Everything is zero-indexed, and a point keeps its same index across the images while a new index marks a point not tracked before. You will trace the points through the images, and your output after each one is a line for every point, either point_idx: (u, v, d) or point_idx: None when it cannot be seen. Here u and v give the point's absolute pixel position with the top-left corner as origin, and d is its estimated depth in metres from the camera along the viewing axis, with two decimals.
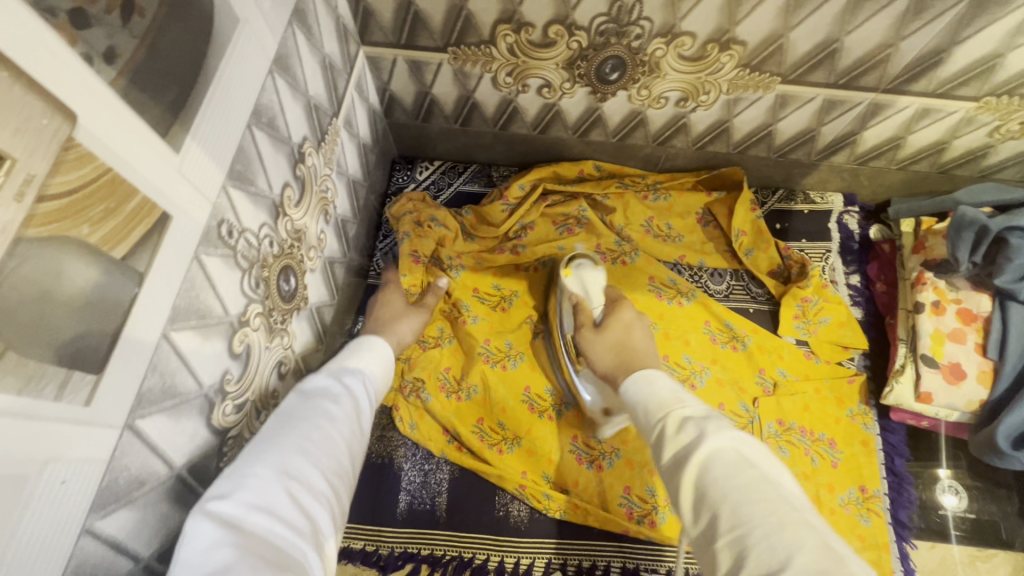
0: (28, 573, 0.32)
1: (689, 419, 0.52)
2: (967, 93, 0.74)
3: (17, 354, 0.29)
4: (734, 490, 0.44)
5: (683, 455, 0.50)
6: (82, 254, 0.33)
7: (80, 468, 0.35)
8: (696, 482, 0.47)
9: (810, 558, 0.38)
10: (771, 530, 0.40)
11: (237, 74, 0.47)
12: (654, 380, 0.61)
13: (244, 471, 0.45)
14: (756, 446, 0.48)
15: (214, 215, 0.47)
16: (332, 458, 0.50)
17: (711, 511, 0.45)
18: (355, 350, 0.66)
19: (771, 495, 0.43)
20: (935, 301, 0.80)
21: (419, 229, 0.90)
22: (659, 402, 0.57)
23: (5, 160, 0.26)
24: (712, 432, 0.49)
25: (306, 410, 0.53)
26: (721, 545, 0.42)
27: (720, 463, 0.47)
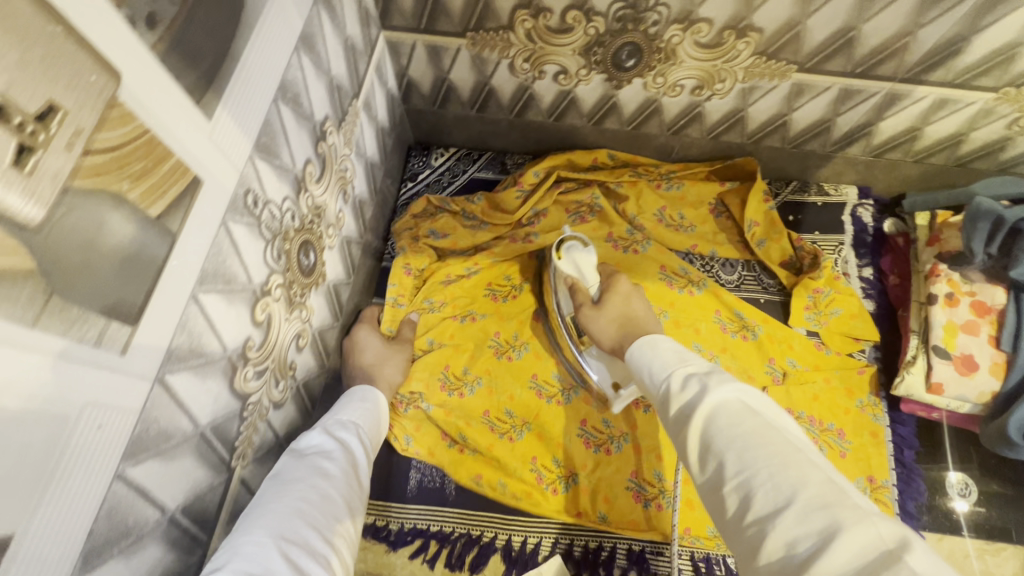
0: (66, 511, 0.34)
1: (693, 375, 0.52)
2: (986, 83, 0.73)
3: (62, 299, 0.31)
4: (740, 436, 0.44)
5: (686, 409, 0.50)
6: (122, 209, 0.34)
7: (114, 415, 0.36)
8: (703, 432, 0.47)
9: (814, 493, 0.38)
10: (775, 470, 0.41)
11: (265, 50, 0.49)
12: (657, 344, 0.60)
13: (238, 542, 0.45)
14: (759, 397, 0.49)
15: (242, 184, 0.48)
16: (329, 516, 0.51)
17: (717, 459, 0.45)
18: (349, 402, 0.68)
19: (775, 440, 0.43)
20: (949, 293, 0.79)
21: (415, 244, 0.92)
22: (662, 362, 0.57)
23: (57, 112, 0.28)
24: (716, 385, 0.49)
25: (301, 470, 0.54)
26: (729, 490, 0.43)
27: (725, 413, 0.47)
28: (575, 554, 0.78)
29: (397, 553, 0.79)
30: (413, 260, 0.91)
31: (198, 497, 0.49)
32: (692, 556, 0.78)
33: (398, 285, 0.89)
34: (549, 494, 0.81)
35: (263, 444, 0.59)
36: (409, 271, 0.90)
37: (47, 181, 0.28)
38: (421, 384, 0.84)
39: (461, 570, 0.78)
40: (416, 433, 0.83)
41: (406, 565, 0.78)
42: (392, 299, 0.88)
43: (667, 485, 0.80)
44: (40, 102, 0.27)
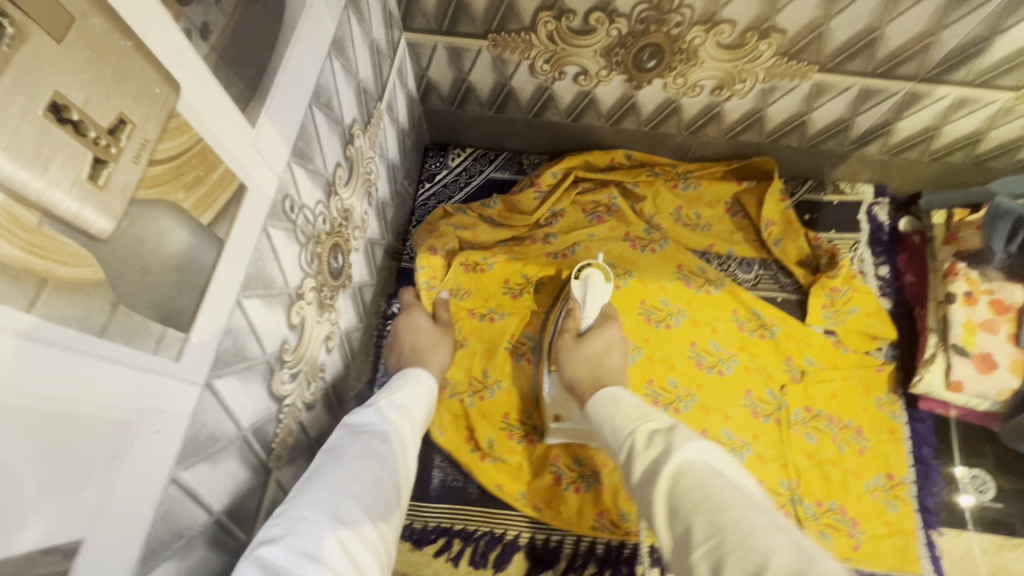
0: (127, 516, 0.34)
1: (657, 433, 0.53)
2: (1007, 83, 0.74)
3: (126, 308, 0.32)
4: (706, 498, 0.44)
5: (653, 468, 0.49)
6: (179, 219, 0.35)
7: (169, 420, 0.37)
8: (668, 495, 0.47)
9: (785, 560, 0.37)
10: (744, 536, 0.39)
11: (302, 57, 0.49)
12: (619, 400, 0.62)
13: (296, 514, 0.45)
14: (721, 456, 0.49)
15: (281, 189, 0.49)
16: (379, 501, 0.50)
17: (684, 526, 0.44)
18: (403, 386, 0.66)
19: (740, 502, 0.42)
20: (967, 292, 0.80)
21: (436, 233, 0.92)
22: (626, 417, 0.58)
23: (127, 125, 0.29)
24: (679, 444, 0.49)
25: (356, 449, 0.53)
26: (697, 558, 0.41)
27: (689, 475, 0.46)
28: (597, 552, 0.79)
29: (421, 551, 0.80)
30: (438, 246, 0.90)
31: (238, 499, 0.49)
32: None
33: (428, 267, 0.88)
34: (569, 495, 0.81)
35: (297, 444, 0.60)
36: (436, 254, 0.89)
37: (116, 193, 0.29)
38: (462, 375, 0.87)
39: (485, 567, 0.79)
40: (445, 430, 0.84)
41: (430, 564, 0.79)
42: (425, 283, 0.88)
43: None
44: (111, 116, 0.27)
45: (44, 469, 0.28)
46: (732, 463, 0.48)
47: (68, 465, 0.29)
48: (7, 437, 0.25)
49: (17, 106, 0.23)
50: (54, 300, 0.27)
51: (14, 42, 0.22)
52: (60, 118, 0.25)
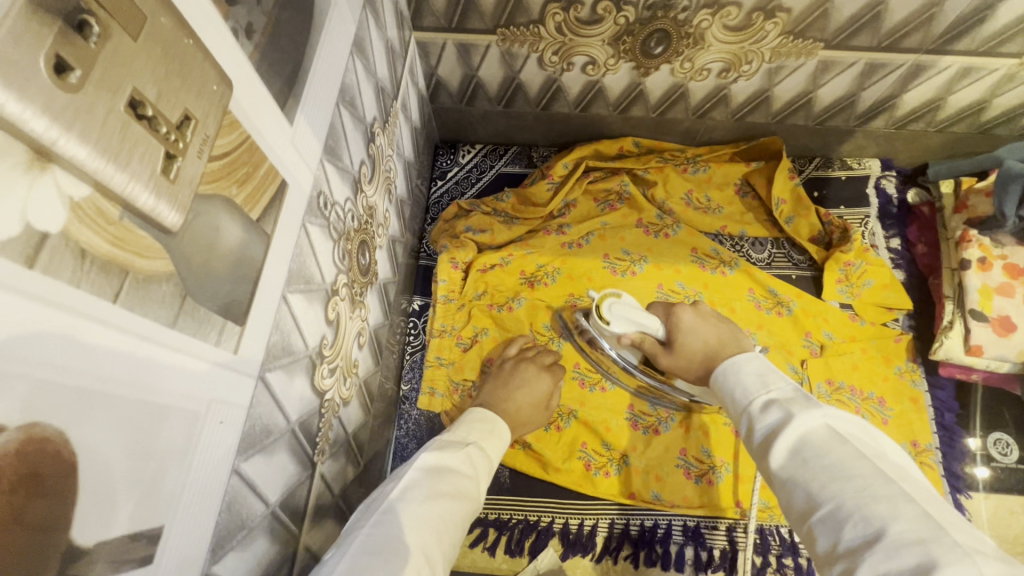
0: (199, 506, 0.35)
1: (775, 402, 0.53)
2: (1010, 50, 0.75)
3: (193, 301, 0.32)
4: (827, 467, 0.45)
5: (771, 433, 0.50)
6: (232, 213, 0.36)
7: (231, 412, 0.38)
8: (789, 459, 0.48)
9: (906, 527, 0.38)
10: (863, 503, 0.41)
11: (329, 58, 0.50)
12: (741, 371, 0.59)
13: (396, 533, 0.46)
14: (846, 420, 0.48)
15: (315, 186, 0.50)
16: (452, 545, 0.50)
17: (802, 488, 0.45)
18: (490, 431, 0.65)
19: (865, 471, 0.43)
20: (981, 258, 0.81)
21: (456, 241, 0.93)
22: (745, 390, 0.57)
23: (191, 120, 0.30)
24: (800, 413, 0.49)
25: (442, 483, 0.53)
26: (817, 519, 0.43)
27: (811, 443, 0.47)
28: (631, 534, 0.80)
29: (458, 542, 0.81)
30: (459, 257, 0.92)
31: (290, 491, 0.50)
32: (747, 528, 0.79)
33: (448, 281, 0.91)
34: (600, 479, 0.82)
35: (337, 440, 0.61)
36: (456, 265, 0.91)
37: (184, 187, 0.30)
38: (473, 373, 0.87)
39: (521, 555, 0.79)
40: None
41: (467, 554, 0.80)
42: (443, 296, 0.91)
43: (716, 461, 0.81)
44: (178, 112, 0.29)
45: (128, 458, 0.29)
46: (859, 425, 0.48)
47: (148, 455, 0.30)
48: (98, 424, 0.26)
49: (103, 102, 0.24)
50: (133, 291, 0.28)
51: (99, 40, 0.24)
52: (137, 114, 0.26)
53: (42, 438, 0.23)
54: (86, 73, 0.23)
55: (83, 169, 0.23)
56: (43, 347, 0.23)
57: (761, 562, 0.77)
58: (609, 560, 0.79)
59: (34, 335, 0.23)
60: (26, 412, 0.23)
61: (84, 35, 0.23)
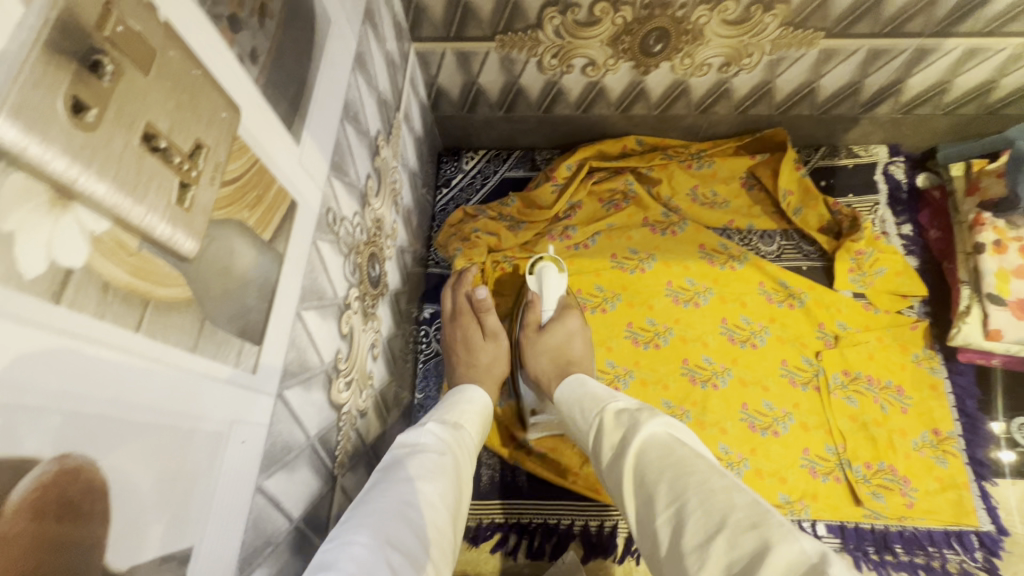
0: (224, 527, 0.36)
1: (623, 410, 0.56)
2: (1016, 29, 0.74)
3: (212, 324, 0.33)
4: (670, 467, 0.47)
5: (622, 441, 0.53)
6: (245, 237, 0.36)
7: (252, 431, 0.38)
8: (636, 467, 0.50)
9: (741, 514, 0.40)
10: (704, 497, 0.42)
11: (332, 75, 0.51)
12: (586, 382, 0.67)
13: (347, 538, 0.44)
14: (684, 431, 0.52)
15: (323, 204, 0.50)
16: (430, 528, 0.49)
17: (649, 494, 0.47)
18: (457, 407, 0.68)
19: (701, 467, 0.45)
20: (996, 241, 0.80)
21: (468, 242, 0.93)
22: (592, 398, 0.62)
23: (203, 149, 0.30)
24: (647, 419, 0.52)
25: (410, 467, 0.54)
26: (662, 521, 0.44)
27: (653, 447, 0.50)
28: None
29: (478, 548, 0.81)
30: (475, 258, 0.92)
31: (312, 505, 0.51)
32: None
33: None
34: (618, 481, 0.82)
35: (355, 450, 0.61)
36: None
37: (200, 215, 0.30)
38: None
39: (543, 558, 0.80)
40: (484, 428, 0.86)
41: (489, 560, 0.80)
42: None
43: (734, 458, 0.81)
44: (191, 141, 0.29)
45: (158, 477, 0.29)
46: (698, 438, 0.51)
47: (175, 478, 0.31)
48: (129, 449, 0.27)
49: (119, 138, 0.25)
50: (155, 319, 0.28)
51: (113, 79, 0.24)
52: (152, 147, 0.26)
53: (75, 469, 0.24)
54: (102, 112, 0.24)
55: (103, 205, 0.24)
56: (74, 380, 0.24)
57: None
58: (631, 561, 0.79)
59: (67, 370, 0.23)
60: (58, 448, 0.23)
61: (99, 74, 0.23)
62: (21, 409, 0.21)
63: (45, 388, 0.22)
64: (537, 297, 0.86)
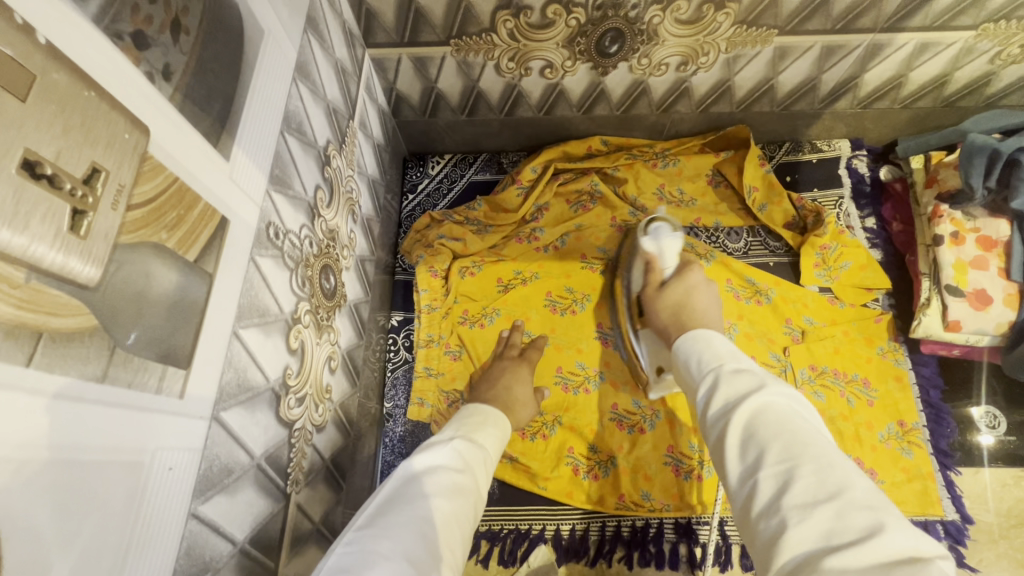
0: (151, 557, 0.35)
1: (746, 370, 0.52)
2: (965, 23, 0.74)
3: (124, 351, 0.32)
4: (791, 430, 0.44)
5: (736, 400, 0.49)
6: (163, 260, 0.35)
7: (181, 456, 0.37)
8: (747, 425, 0.47)
9: (860, 494, 0.38)
10: (821, 466, 0.40)
11: (268, 87, 0.50)
12: (713, 341, 0.59)
13: (367, 547, 0.45)
14: (804, 405, 0.49)
15: (263, 218, 0.49)
16: (447, 549, 0.49)
17: (758, 448, 0.44)
18: (483, 423, 0.66)
19: (821, 443, 0.43)
20: (954, 232, 0.80)
21: (430, 250, 0.93)
22: (715, 354, 0.56)
23: (102, 173, 0.29)
24: (772, 384, 0.49)
25: (431, 483, 0.53)
26: (766, 476, 0.42)
27: (773, 411, 0.46)
28: (623, 535, 0.80)
29: None
30: (436, 265, 0.92)
31: (261, 526, 0.50)
32: None
33: (428, 289, 0.91)
34: (589, 483, 0.82)
35: (312, 467, 0.61)
36: (435, 274, 0.92)
37: (99, 241, 0.29)
38: (461, 385, 0.87)
39: (514, 565, 0.79)
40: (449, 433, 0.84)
41: None
42: (427, 305, 0.91)
43: (703, 457, 0.82)
44: (85, 166, 0.28)
45: (124, 511, 0.32)
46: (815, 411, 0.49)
47: (85, 511, 0.30)
48: (55, 489, 0.28)
49: None
50: (52, 352, 0.27)
51: None
52: (34, 174, 0.26)
53: (22, 517, 0.26)
54: None
55: None
56: (30, 430, 0.26)
57: None
58: (603, 563, 0.79)
59: (45, 427, 0.27)
60: (31, 495, 0.26)
61: None
62: (3, 462, 0.25)
63: (53, 443, 0.28)
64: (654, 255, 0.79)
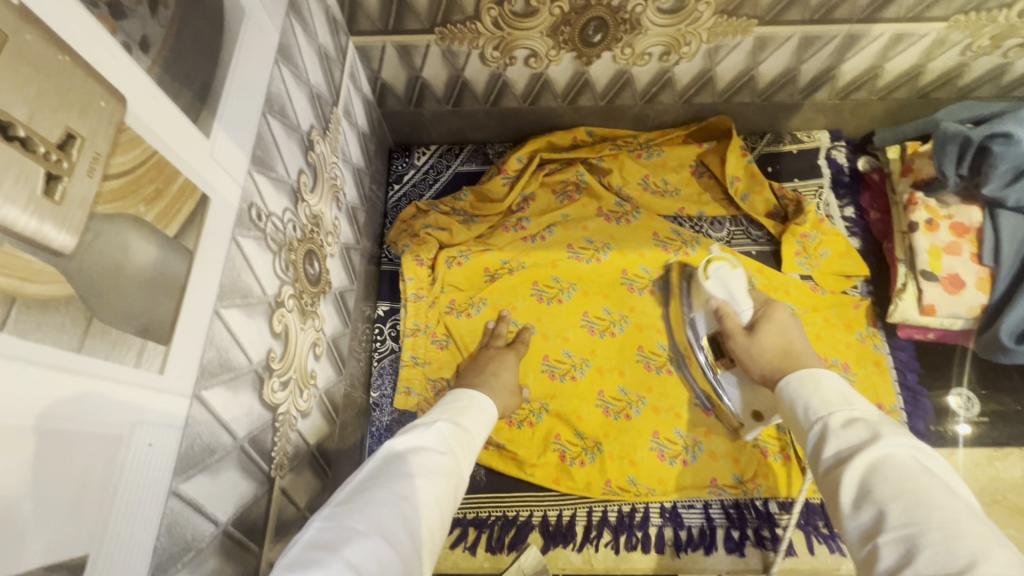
0: (130, 536, 0.34)
1: (860, 420, 0.50)
2: (937, 14, 0.76)
3: (101, 324, 0.32)
4: (911, 489, 0.42)
5: (849, 452, 0.48)
6: (142, 233, 0.35)
7: (161, 433, 0.37)
8: (862, 478, 0.45)
9: (997, 567, 0.35)
10: (949, 534, 0.38)
11: (249, 67, 0.49)
12: (821, 383, 0.57)
13: (344, 522, 0.45)
14: (931, 458, 0.46)
15: (245, 199, 0.49)
16: (425, 529, 0.49)
17: (875, 507, 0.43)
18: (467, 407, 0.67)
19: (948, 504, 0.40)
20: (928, 219, 0.82)
21: (417, 239, 0.93)
22: (822, 400, 0.55)
23: (76, 139, 0.29)
24: (889, 435, 0.47)
25: (412, 465, 0.53)
26: (886, 539, 0.40)
27: (893, 466, 0.44)
28: (610, 520, 0.80)
29: None
30: (423, 254, 0.92)
31: (244, 508, 0.50)
32: (723, 504, 0.80)
33: (414, 278, 0.91)
34: (575, 469, 0.82)
35: (296, 453, 0.60)
36: (421, 262, 0.91)
37: (75, 208, 0.29)
38: (447, 373, 0.88)
39: (502, 551, 0.80)
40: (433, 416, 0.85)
41: (448, 556, 0.80)
42: (413, 294, 0.91)
43: (689, 442, 0.83)
44: (59, 131, 0.28)
45: (102, 486, 0.32)
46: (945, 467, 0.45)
47: (61, 483, 0.29)
48: (30, 456, 0.27)
49: None
50: (26, 319, 0.27)
51: None
52: (6, 135, 0.26)
53: None
54: None
55: None
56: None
57: (739, 536, 0.79)
58: (590, 548, 0.79)
59: (19, 392, 0.27)
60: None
61: None
62: None
63: (26, 411, 0.27)
64: (727, 303, 0.79)
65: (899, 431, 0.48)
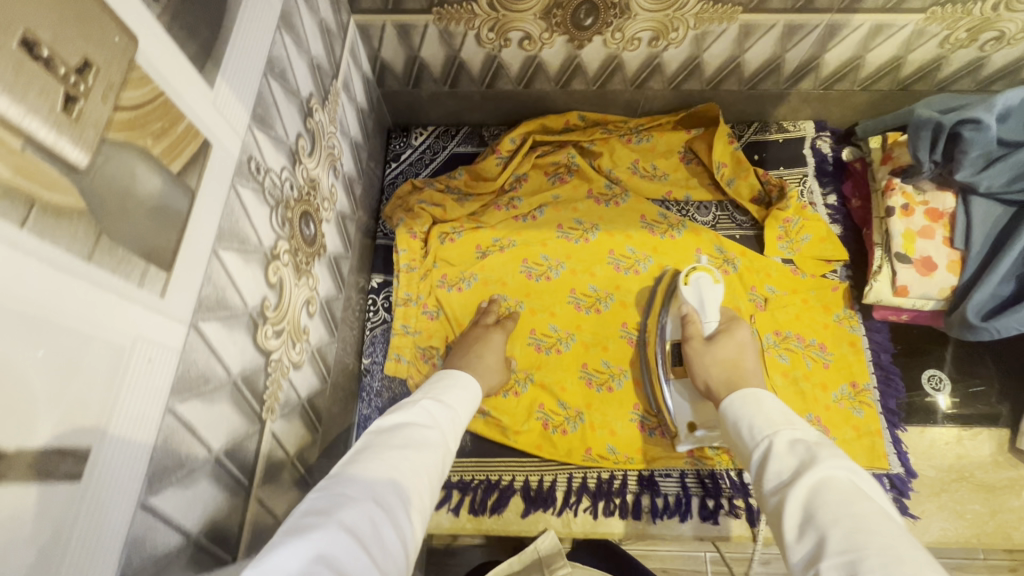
0: (128, 442, 0.38)
1: (801, 440, 0.51)
2: (914, 6, 0.80)
3: (110, 240, 0.35)
4: (850, 514, 0.41)
5: (795, 473, 0.47)
6: (149, 164, 0.38)
7: (160, 352, 0.40)
8: (806, 501, 0.44)
9: None
10: (887, 560, 0.37)
11: (252, 28, 0.53)
12: (762, 401, 0.59)
13: (337, 491, 0.47)
14: (867, 480, 0.46)
15: (244, 151, 0.52)
16: (416, 496, 0.51)
17: (817, 534, 0.42)
18: (452, 387, 0.69)
19: (885, 529, 0.40)
20: (904, 204, 0.85)
21: (411, 214, 0.97)
22: (767, 420, 0.56)
23: (92, 67, 0.33)
24: (827, 457, 0.47)
25: (403, 436, 0.56)
26: (828, 566, 0.39)
27: (833, 490, 0.44)
28: (589, 486, 0.83)
29: None
30: (416, 228, 0.95)
31: (235, 442, 0.53)
32: (698, 473, 0.83)
33: (407, 250, 0.95)
34: (556, 437, 0.86)
35: (287, 401, 0.63)
36: (414, 236, 0.95)
37: (89, 129, 0.33)
38: (437, 342, 0.91)
39: (484, 513, 0.82)
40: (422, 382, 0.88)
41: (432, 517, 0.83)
42: (405, 266, 0.94)
43: None
44: (78, 57, 0.32)
45: (106, 388, 0.35)
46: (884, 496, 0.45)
47: (71, 377, 0.33)
48: (44, 344, 0.31)
49: None
50: (45, 220, 0.30)
51: None
52: (32, 54, 0.29)
53: (11, 362, 0.29)
54: None
55: None
56: (20, 285, 0.29)
57: (713, 505, 0.81)
58: (569, 513, 0.82)
59: (38, 287, 0.30)
60: (16, 341, 0.29)
61: None
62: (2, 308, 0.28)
63: (43, 304, 0.31)
64: (695, 311, 0.82)
65: (840, 455, 0.48)
